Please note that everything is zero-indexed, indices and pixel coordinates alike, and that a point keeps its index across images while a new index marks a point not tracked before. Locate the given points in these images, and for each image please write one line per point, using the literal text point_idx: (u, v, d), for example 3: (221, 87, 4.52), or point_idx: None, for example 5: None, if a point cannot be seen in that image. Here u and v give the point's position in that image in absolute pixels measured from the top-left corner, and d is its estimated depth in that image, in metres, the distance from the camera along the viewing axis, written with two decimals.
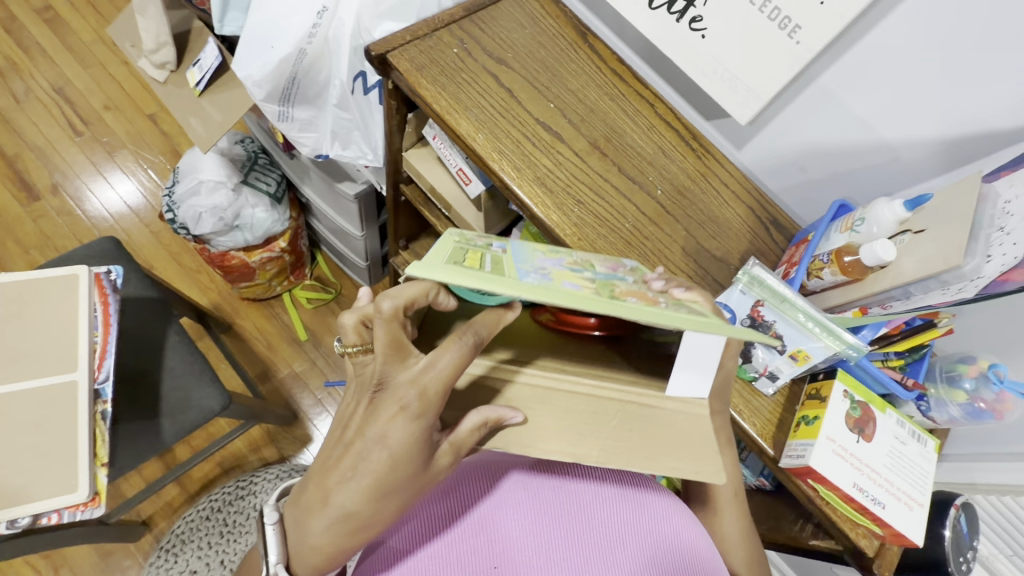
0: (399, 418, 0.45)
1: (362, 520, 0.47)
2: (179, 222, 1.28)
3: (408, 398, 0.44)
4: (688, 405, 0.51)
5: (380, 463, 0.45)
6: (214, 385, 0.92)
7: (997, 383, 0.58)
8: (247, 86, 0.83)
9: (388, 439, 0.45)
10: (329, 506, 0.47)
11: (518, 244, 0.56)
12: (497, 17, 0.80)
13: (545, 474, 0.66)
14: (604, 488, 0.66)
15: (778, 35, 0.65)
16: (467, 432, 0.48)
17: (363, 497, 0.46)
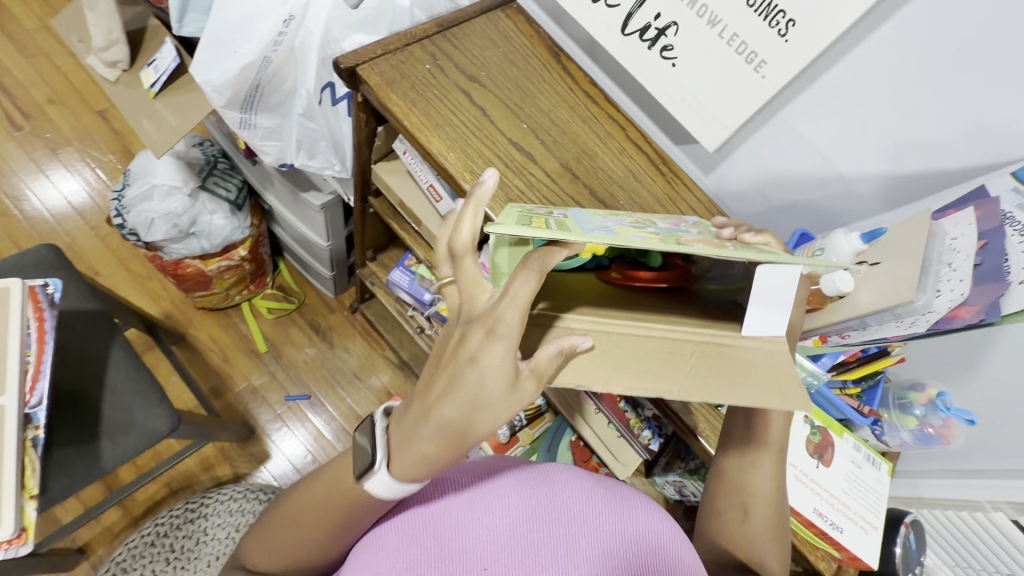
0: (488, 342, 0.40)
1: (470, 437, 0.41)
2: (128, 228, 1.21)
3: (490, 321, 0.40)
4: (765, 342, 0.50)
5: (484, 374, 0.39)
6: (163, 405, 0.87)
7: (944, 410, 0.61)
8: (206, 91, 0.79)
9: (479, 360, 0.39)
10: (431, 419, 0.41)
11: (577, 210, 0.57)
12: (469, 34, 0.79)
13: (532, 477, 0.57)
14: (594, 495, 0.56)
15: (744, 69, 0.67)
16: (548, 360, 0.43)
17: (465, 410, 0.40)
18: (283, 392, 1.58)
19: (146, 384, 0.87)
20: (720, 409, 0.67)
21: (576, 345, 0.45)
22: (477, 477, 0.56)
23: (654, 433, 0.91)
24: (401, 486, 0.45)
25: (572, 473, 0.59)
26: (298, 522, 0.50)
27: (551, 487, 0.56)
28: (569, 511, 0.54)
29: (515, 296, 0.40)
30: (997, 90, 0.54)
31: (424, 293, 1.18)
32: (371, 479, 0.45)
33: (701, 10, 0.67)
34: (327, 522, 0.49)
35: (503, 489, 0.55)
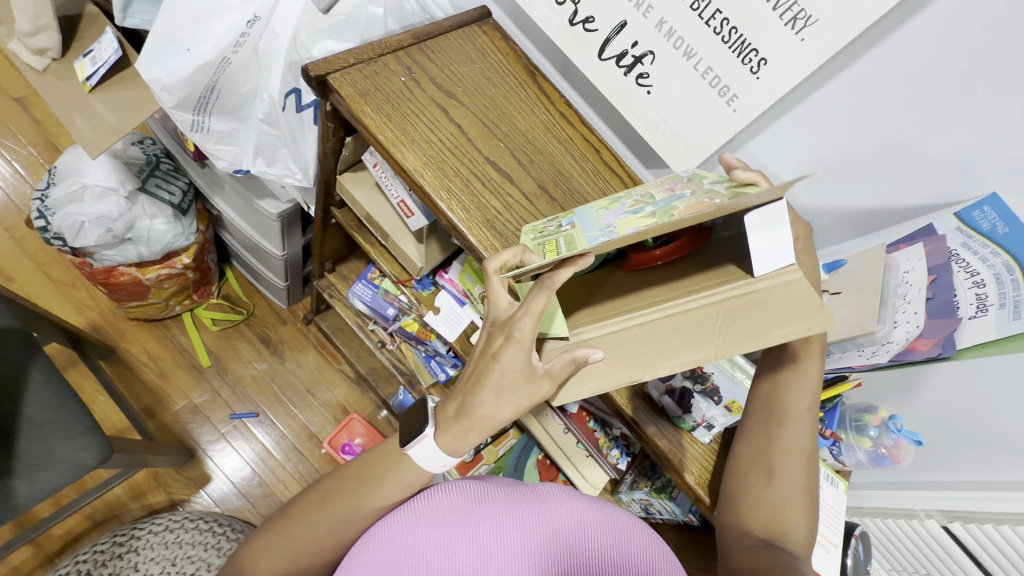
0: (511, 345, 0.48)
1: (497, 418, 0.50)
2: (52, 232, 1.09)
3: (512, 330, 0.48)
4: (781, 275, 0.47)
5: (505, 369, 0.48)
6: (90, 435, 0.78)
7: (896, 432, 0.65)
8: (153, 90, 0.73)
9: (501, 362, 0.48)
10: (466, 403, 0.50)
11: (583, 210, 0.59)
12: (445, 48, 0.77)
13: (522, 496, 0.54)
14: (587, 513, 0.54)
15: (717, 102, 0.69)
16: (560, 360, 0.49)
17: (492, 396, 0.49)
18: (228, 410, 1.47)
19: (70, 412, 0.78)
20: (693, 433, 0.67)
21: (588, 357, 0.50)
22: (466, 496, 0.54)
23: (622, 452, 0.92)
24: (435, 460, 0.53)
25: (564, 491, 0.56)
26: (327, 503, 0.54)
27: (541, 507, 0.53)
28: (558, 533, 0.52)
29: (531, 310, 0.47)
30: (946, 138, 0.58)
31: (387, 307, 1.13)
32: (412, 449, 0.53)
33: (677, 42, 0.69)
34: (356, 500, 0.53)
35: (492, 509, 0.52)
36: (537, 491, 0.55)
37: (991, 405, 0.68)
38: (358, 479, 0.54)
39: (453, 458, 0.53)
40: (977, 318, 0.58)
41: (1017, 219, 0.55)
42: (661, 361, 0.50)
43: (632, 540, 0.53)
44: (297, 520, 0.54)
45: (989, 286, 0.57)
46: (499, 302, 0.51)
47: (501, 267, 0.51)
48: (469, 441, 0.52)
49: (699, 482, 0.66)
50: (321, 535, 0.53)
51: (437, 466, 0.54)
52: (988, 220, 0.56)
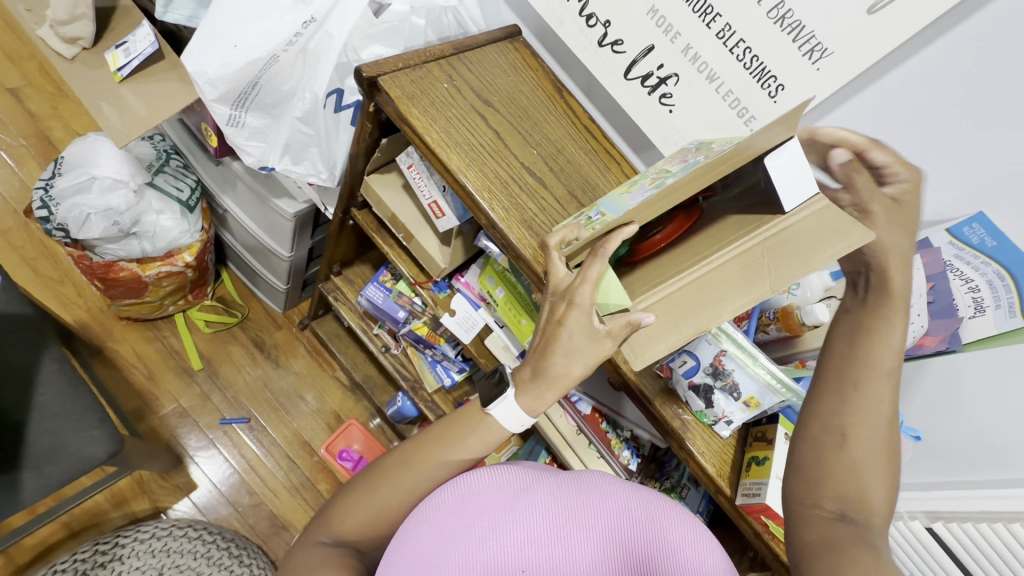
0: (573, 310, 0.52)
1: (571, 375, 0.54)
2: (55, 222, 1.06)
3: (569, 296, 0.52)
4: (811, 206, 0.51)
5: (571, 332, 0.52)
6: (102, 427, 0.76)
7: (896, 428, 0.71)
8: (197, 82, 0.74)
9: (565, 325, 0.52)
10: (537, 365, 0.54)
11: (606, 198, 0.62)
12: (482, 60, 0.82)
13: (567, 485, 0.50)
14: (639, 506, 0.48)
15: (736, 123, 0.76)
16: (618, 324, 0.52)
17: (562, 356, 0.53)
18: (218, 415, 1.43)
19: (83, 403, 0.75)
20: (713, 428, 0.72)
21: (642, 321, 0.52)
22: (509, 483, 0.49)
23: (632, 453, 0.95)
24: (515, 418, 0.57)
25: (608, 480, 0.51)
26: (409, 462, 0.56)
27: (585, 495, 0.48)
28: (603, 524, 0.47)
29: (586, 276, 0.52)
30: (940, 162, 0.66)
31: (398, 310, 1.15)
32: (494, 408, 0.57)
33: (701, 66, 0.75)
34: (437, 459, 0.56)
35: (536, 496, 0.48)
36: (586, 479, 0.51)
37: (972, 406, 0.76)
38: (439, 440, 0.57)
39: (531, 416, 0.57)
40: (975, 317, 0.63)
41: (1002, 233, 0.62)
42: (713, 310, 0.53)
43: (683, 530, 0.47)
44: (377, 485, 0.55)
45: (984, 290, 0.62)
46: (557, 275, 0.56)
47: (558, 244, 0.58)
48: (545, 400, 0.56)
49: (719, 473, 0.70)
50: (404, 497, 0.55)
51: (515, 424, 0.57)
52: (977, 235, 0.63)
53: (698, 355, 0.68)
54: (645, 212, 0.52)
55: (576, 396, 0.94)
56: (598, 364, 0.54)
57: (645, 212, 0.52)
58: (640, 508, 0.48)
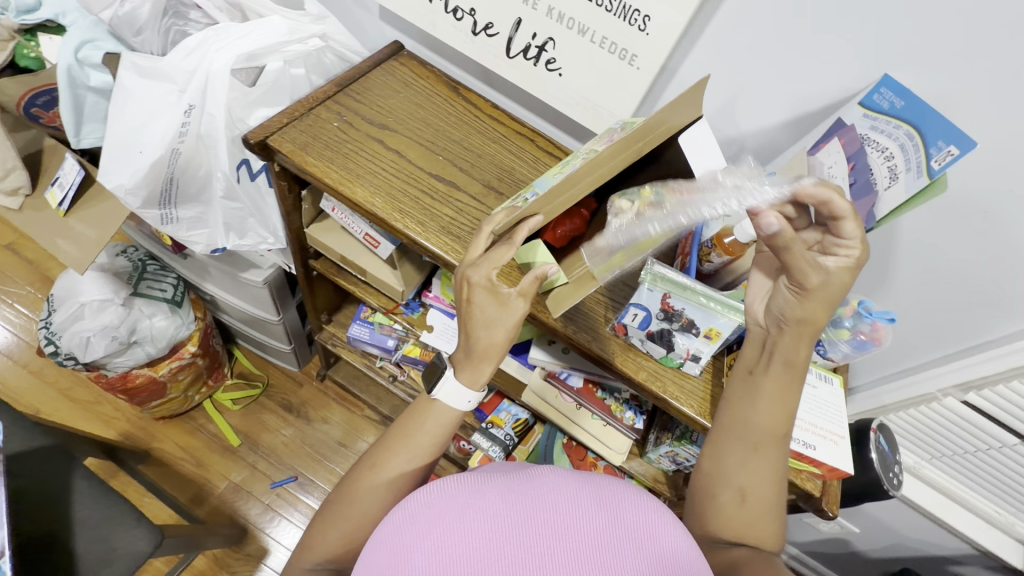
0: (481, 288, 0.57)
1: (497, 343, 0.58)
2: (64, 353, 1.16)
3: (476, 275, 0.57)
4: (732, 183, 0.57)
5: (482, 304, 0.56)
6: (141, 524, 0.82)
7: (868, 315, 0.67)
8: (119, 195, 0.79)
9: (473, 302, 0.57)
10: (467, 344, 0.59)
11: (542, 180, 0.69)
12: (370, 87, 0.84)
13: (517, 482, 0.52)
14: (581, 492, 0.51)
15: (621, 64, 0.74)
16: (528, 282, 0.56)
17: (483, 329, 0.57)
18: (268, 480, 1.51)
19: (119, 508, 0.82)
20: (684, 369, 0.72)
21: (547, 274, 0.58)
22: (461, 488, 0.52)
23: (636, 412, 0.95)
24: (460, 396, 0.61)
25: (559, 473, 0.54)
26: (379, 463, 0.60)
27: (534, 491, 0.51)
28: (551, 516, 0.49)
29: (492, 260, 0.57)
30: (833, 43, 0.64)
31: (386, 340, 1.19)
32: (438, 391, 0.61)
33: (570, 22, 0.74)
34: (403, 455, 0.60)
35: (486, 495, 0.51)
36: (534, 474, 0.53)
37: (955, 263, 0.73)
38: (402, 437, 0.61)
39: (476, 389, 0.61)
40: (890, 187, 0.60)
41: (910, 91, 0.58)
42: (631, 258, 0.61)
43: (623, 510, 0.50)
44: (354, 493, 0.59)
45: (897, 155, 0.59)
46: (475, 253, 0.60)
47: (490, 225, 0.61)
48: (485, 371, 0.60)
49: (701, 412, 0.70)
50: (379, 498, 0.59)
51: (462, 401, 0.61)
52: (886, 100, 0.59)
53: (645, 305, 0.68)
54: (554, 202, 0.57)
55: (565, 372, 0.95)
56: (519, 323, 0.57)
57: (549, 203, 0.57)
58: (588, 494, 0.50)
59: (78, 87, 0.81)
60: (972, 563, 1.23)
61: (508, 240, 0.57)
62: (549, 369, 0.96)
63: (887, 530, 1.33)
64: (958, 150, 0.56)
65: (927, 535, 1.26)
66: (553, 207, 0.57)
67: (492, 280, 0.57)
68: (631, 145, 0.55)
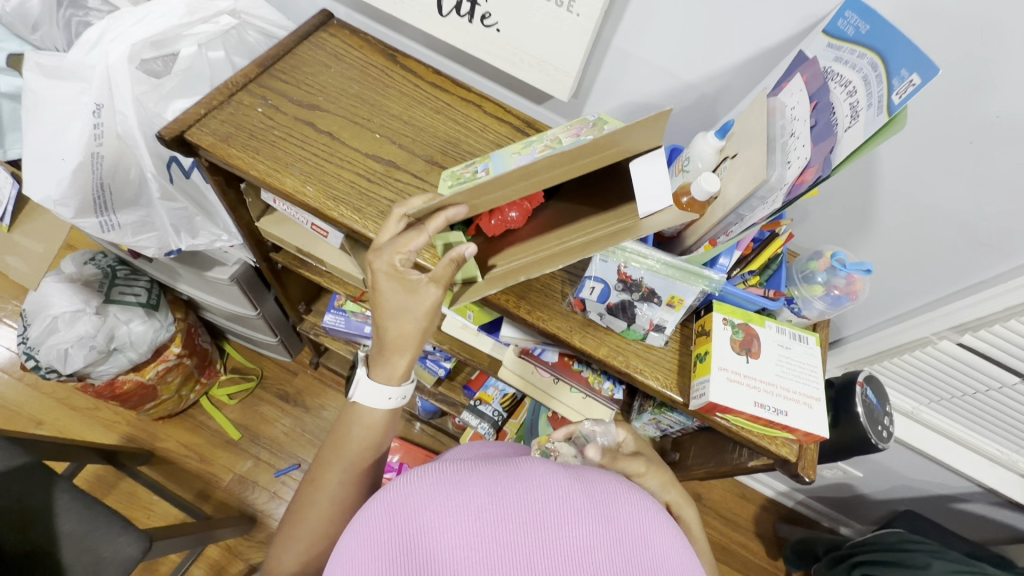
0: (389, 277, 0.55)
1: (408, 335, 0.56)
2: (45, 367, 1.16)
3: (384, 265, 0.55)
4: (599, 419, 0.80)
5: (390, 295, 0.55)
6: (127, 532, 0.87)
7: (843, 268, 0.64)
8: (49, 207, 0.76)
9: (382, 292, 0.55)
10: (378, 337, 0.57)
11: (499, 153, 0.63)
12: (297, 64, 0.78)
13: (502, 471, 0.41)
14: (579, 494, 0.40)
15: (558, 12, 0.67)
16: (442, 267, 0.53)
17: (391, 320, 0.55)
18: (273, 469, 1.53)
19: (103, 518, 0.87)
20: (649, 340, 0.69)
21: (465, 255, 0.53)
22: (440, 480, 0.40)
23: (614, 382, 0.91)
24: (379, 395, 0.58)
25: (552, 467, 0.42)
26: (317, 481, 0.58)
27: (525, 487, 0.40)
28: (544, 519, 0.38)
29: (399, 247, 0.55)
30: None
31: (363, 327, 1.17)
32: (356, 394, 0.58)
33: None
34: (339, 470, 0.58)
35: (462, 491, 0.39)
36: (525, 464, 0.42)
37: (938, 199, 0.66)
38: (334, 450, 0.59)
39: (395, 385, 0.58)
40: (850, 128, 0.50)
41: (875, 12, 0.52)
42: (545, 270, 0.55)
43: (617, 508, 0.40)
44: (299, 514, 0.58)
45: (860, 90, 0.51)
46: (383, 238, 0.57)
47: (402, 209, 0.58)
48: (398, 365, 0.58)
49: (668, 384, 0.67)
50: (327, 511, 0.57)
51: (380, 402, 0.58)
52: (851, 24, 0.54)
53: (602, 276, 0.63)
54: (481, 198, 0.52)
55: (538, 348, 0.90)
56: (430, 312, 0.55)
57: (474, 198, 0.52)
58: (587, 497, 0.40)
59: None
60: (976, 500, 1.21)
61: (422, 226, 0.55)
62: (522, 346, 0.92)
63: (890, 473, 1.31)
64: (921, 78, 0.47)
65: (930, 475, 1.23)
66: (479, 202, 0.53)
67: (401, 268, 0.55)
68: (576, 159, 0.49)
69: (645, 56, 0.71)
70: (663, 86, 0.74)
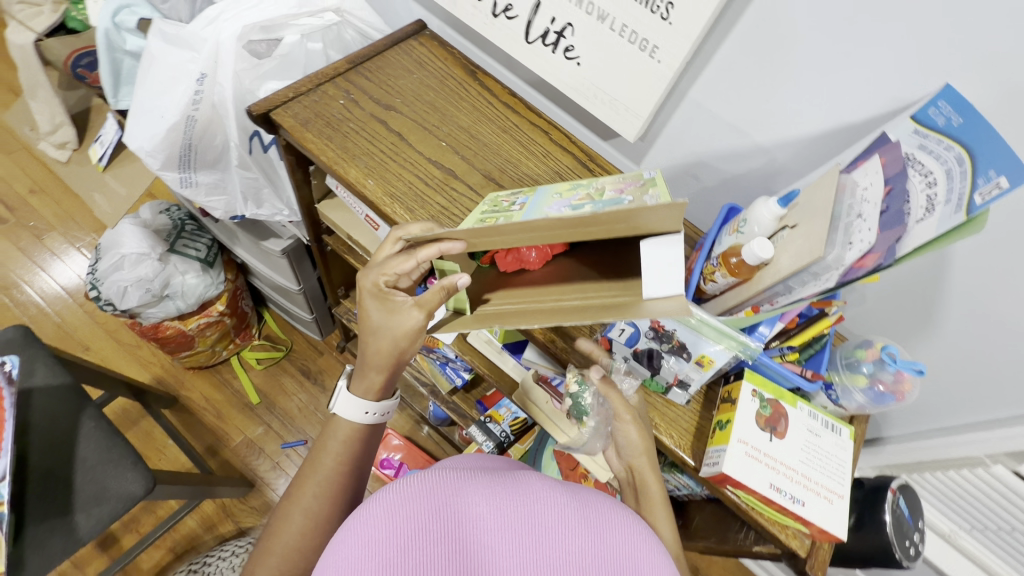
0: (376, 294, 0.59)
1: (384, 354, 0.60)
2: (104, 299, 1.24)
3: (374, 281, 0.59)
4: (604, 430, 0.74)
5: (374, 312, 0.59)
6: (136, 470, 0.91)
7: (892, 363, 0.59)
8: (141, 157, 0.82)
9: (368, 307, 0.60)
10: (360, 350, 0.62)
11: (545, 189, 0.64)
12: (384, 66, 0.82)
13: (501, 482, 0.40)
14: (579, 512, 0.39)
15: (640, 56, 0.68)
16: (428, 295, 0.56)
17: (371, 336, 0.59)
18: (280, 441, 1.57)
19: (118, 451, 0.91)
20: (669, 395, 0.67)
21: (457, 284, 0.55)
22: (440, 483, 0.40)
23: None
24: (356, 408, 0.63)
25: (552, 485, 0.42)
26: (294, 493, 0.60)
27: (526, 500, 0.39)
28: (544, 533, 0.38)
29: (388, 267, 0.58)
30: (868, 48, 0.56)
31: None
32: (335, 407, 0.63)
33: (588, 6, 0.68)
34: (314, 481, 0.61)
35: (464, 497, 0.39)
36: (525, 478, 0.42)
37: (1012, 313, 0.61)
38: (312, 464, 0.62)
39: (372, 399, 0.63)
40: (924, 221, 0.47)
41: (972, 106, 0.48)
42: (522, 324, 0.54)
43: (614, 530, 0.40)
44: (274, 529, 0.58)
45: (942, 184, 0.48)
46: (380, 256, 0.61)
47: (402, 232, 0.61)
48: (374, 381, 0.62)
49: (681, 444, 0.65)
50: (302, 526, 0.58)
51: (358, 415, 0.63)
52: (942, 115, 0.50)
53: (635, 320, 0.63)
54: (481, 239, 0.52)
55: (556, 378, 0.89)
56: (405, 338, 0.58)
57: (475, 238, 0.52)
58: (587, 514, 0.40)
59: (115, 51, 0.90)
60: None
61: (413, 252, 0.58)
62: (542, 372, 0.92)
63: None
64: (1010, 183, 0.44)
65: None
66: (477, 241, 0.54)
67: (388, 289, 0.59)
68: (581, 226, 0.48)
69: (719, 113, 0.71)
70: (732, 144, 0.73)
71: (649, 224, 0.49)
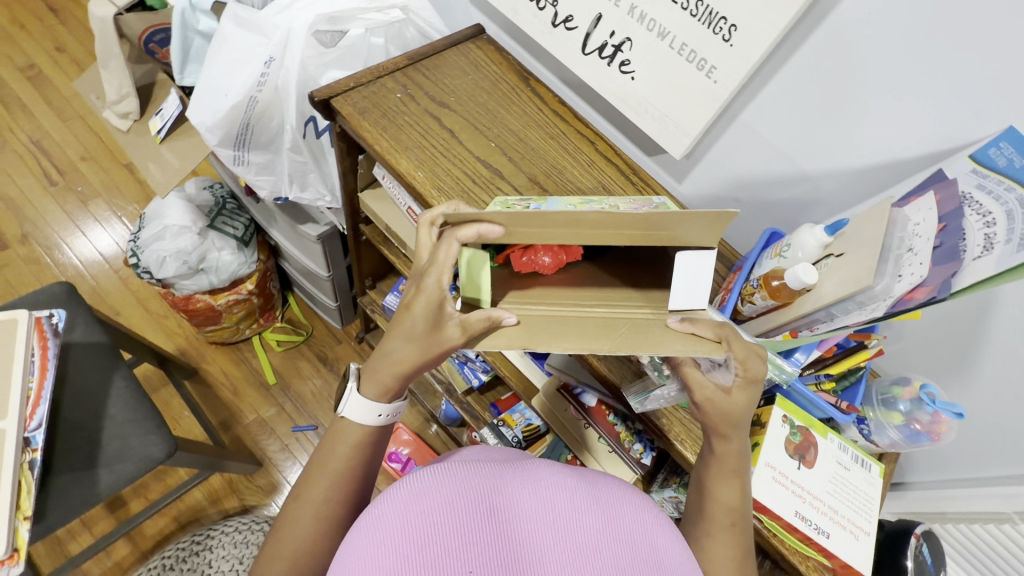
0: (423, 297, 0.54)
1: (412, 359, 0.57)
2: (142, 267, 1.28)
3: (431, 285, 0.53)
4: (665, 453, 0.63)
5: (416, 318, 0.54)
6: (159, 433, 0.93)
7: (930, 404, 0.59)
8: (201, 132, 0.85)
9: (412, 308, 0.54)
10: (384, 349, 0.59)
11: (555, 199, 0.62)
12: (441, 65, 0.85)
13: (502, 467, 0.44)
14: (579, 489, 0.43)
15: (697, 76, 0.69)
16: (473, 317, 0.53)
17: (405, 340, 0.56)
18: (291, 423, 1.59)
19: (143, 413, 0.94)
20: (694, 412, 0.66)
21: (502, 320, 0.53)
22: (447, 470, 0.42)
23: (646, 446, 0.86)
24: (369, 411, 0.60)
25: (547, 468, 0.45)
26: (302, 496, 0.59)
27: (528, 480, 0.43)
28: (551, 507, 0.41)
29: (445, 268, 0.53)
30: (928, 87, 0.56)
31: None
32: (344, 410, 0.60)
33: (650, 23, 0.70)
34: (323, 483, 0.59)
35: (472, 479, 0.42)
36: (523, 465, 0.45)
37: None
38: (319, 467, 0.60)
39: (385, 403, 0.61)
40: (981, 258, 0.47)
41: None
42: (556, 344, 0.52)
43: (618, 513, 0.42)
44: (283, 532, 0.57)
45: (1001, 223, 0.47)
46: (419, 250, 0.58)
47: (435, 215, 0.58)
48: (389, 383, 0.60)
49: None
50: (312, 529, 0.57)
51: (370, 417, 0.61)
52: (1004, 156, 0.50)
53: None
54: (519, 225, 0.51)
55: (579, 388, 0.90)
56: (439, 352, 0.56)
57: (512, 222, 0.51)
58: (587, 491, 0.43)
59: (188, 30, 0.94)
60: None
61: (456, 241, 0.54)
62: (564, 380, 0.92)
63: None
64: None
65: None
66: (515, 229, 0.52)
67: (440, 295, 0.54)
68: (623, 224, 0.48)
69: (770, 138, 0.71)
70: (780, 171, 0.73)
71: (688, 235, 0.49)
